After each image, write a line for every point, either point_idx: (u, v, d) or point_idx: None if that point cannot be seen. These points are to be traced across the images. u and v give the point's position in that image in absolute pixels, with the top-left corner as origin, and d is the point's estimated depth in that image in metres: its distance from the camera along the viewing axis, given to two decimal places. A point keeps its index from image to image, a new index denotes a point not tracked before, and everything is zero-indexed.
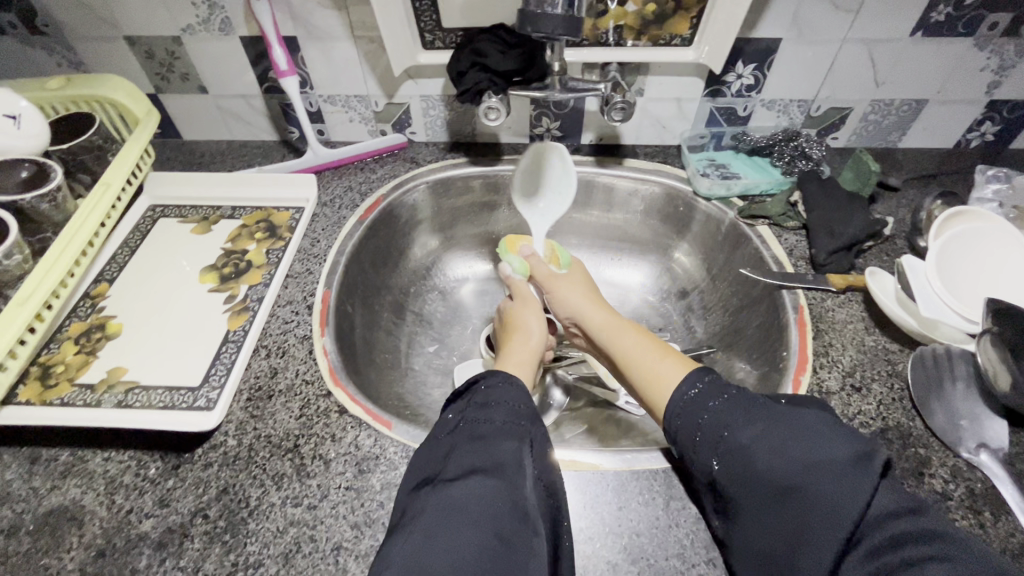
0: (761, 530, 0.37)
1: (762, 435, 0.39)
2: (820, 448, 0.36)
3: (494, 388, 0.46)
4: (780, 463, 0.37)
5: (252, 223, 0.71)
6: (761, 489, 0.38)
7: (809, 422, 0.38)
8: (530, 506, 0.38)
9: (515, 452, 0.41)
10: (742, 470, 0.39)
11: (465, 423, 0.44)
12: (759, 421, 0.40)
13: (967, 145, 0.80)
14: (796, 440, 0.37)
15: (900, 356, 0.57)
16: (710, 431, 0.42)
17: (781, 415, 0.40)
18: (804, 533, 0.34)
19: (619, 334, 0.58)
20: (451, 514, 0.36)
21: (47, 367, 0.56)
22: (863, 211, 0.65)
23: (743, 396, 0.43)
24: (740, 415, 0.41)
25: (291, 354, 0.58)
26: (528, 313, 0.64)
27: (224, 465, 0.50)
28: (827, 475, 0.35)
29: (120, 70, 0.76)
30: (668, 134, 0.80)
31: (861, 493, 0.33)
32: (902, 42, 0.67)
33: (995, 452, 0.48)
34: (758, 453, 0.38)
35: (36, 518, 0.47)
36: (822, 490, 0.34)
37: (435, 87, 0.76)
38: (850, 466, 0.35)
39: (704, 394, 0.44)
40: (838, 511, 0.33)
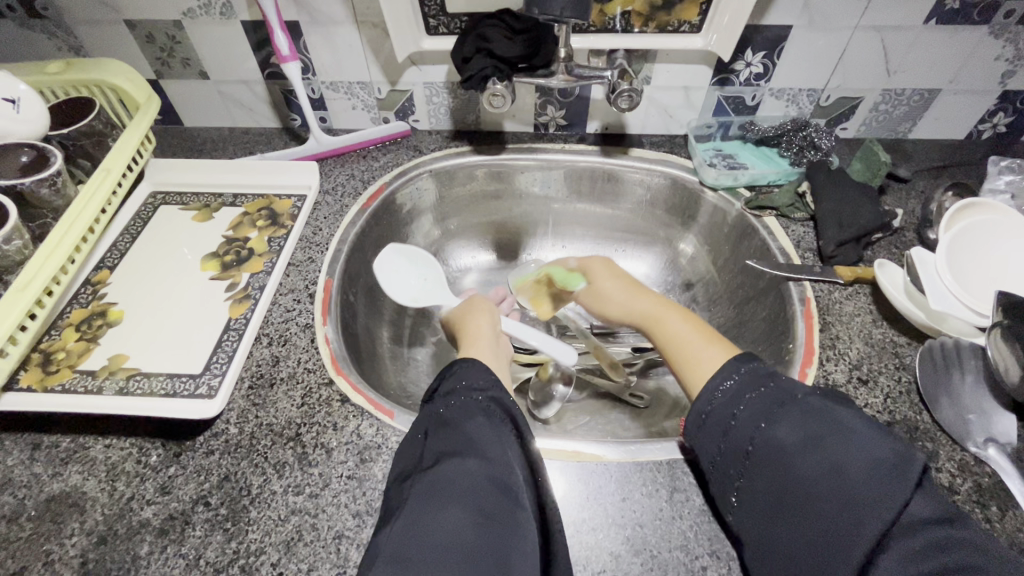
0: (783, 530, 0.37)
1: (792, 434, 0.38)
2: (853, 450, 0.36)
3: (455, 374, 0.47)
4: (812, 466, 0.37)
5: (254, 211, 0.70)
6: (789, 490, 0.37)
7: (845, 423, 0.38)
8: (509, 481, 0.39)
9: (486, 430, 0.42)
10: (770, 472, 0.39)
11: (435, 412, 0.45)
12: (786, 420, 0.39)
13: (979, 136, 0.78)
14: (826, 442, 0.37)
15: (907, 349, 0.56)
16: (740, 429, 0.41)
17: (813, 412, 0.39)
18: (834, 536, 0.34)
19: (657, 318, 0.56)
20: (431, 498, 0.37)
21: (48, 353, 0.56)
22: (872, 202, 0.64)
23: (772, 392, 0.42)
24: (766, 415, 0.40)
25: (293, 343, 0.57)
26: (480, 310, 0.62)
27: (225, 453, 0.49)
28: (860, 479, 0.35)
29: (121, 54, 0.75)
30: (675, 123, 0.79)
31: (894, 499, 0.34)
32: (915, 31, 0.66)
33: (1003, 446, 0.48)
34: (790, 454, 0.38)
35: (38, 504, 0.46)
36: (858, 497, 0.34)
37: (439, 74, 0.75)
38: (888, 472, 0.35)
39: (741, 387, 0.43)
40: (868, 517, 0.34)
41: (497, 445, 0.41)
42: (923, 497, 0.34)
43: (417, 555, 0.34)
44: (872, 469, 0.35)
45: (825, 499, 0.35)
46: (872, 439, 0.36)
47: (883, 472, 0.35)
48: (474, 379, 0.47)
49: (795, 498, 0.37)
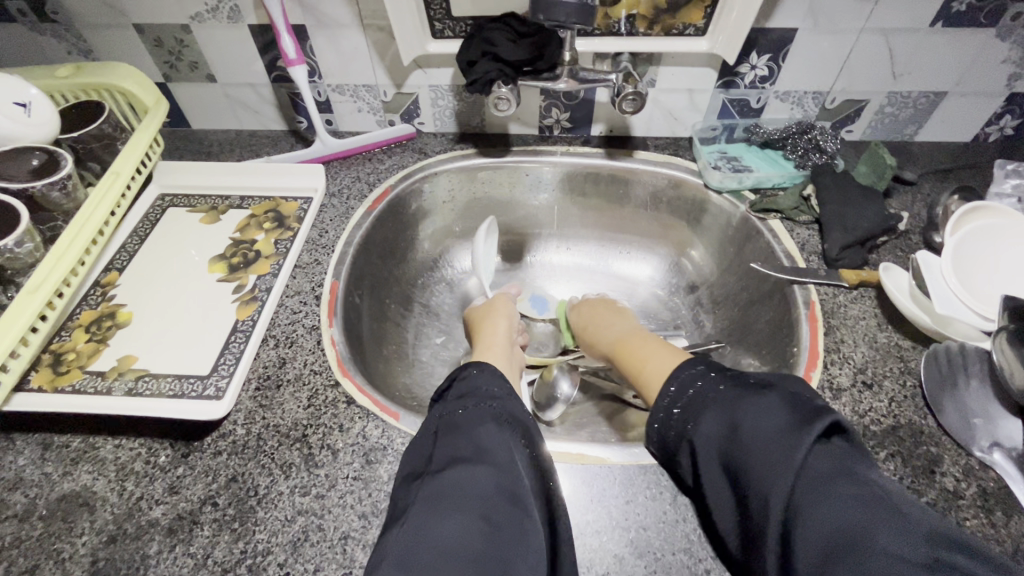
0: (738, 521, 0.38)
1: (719, 424, 0.41)
2: (760, 424, 0.38)
3: (466, 380, 0.48)
4: (736, 448, 0.39)
5: (261, 213, 0.71)
6: (727, 479, 0.39)
7: (755, 401, 0.40)
8: (519, 490, 0.39)
9: (496, 438, 0.42)
10: (708, 464, 0.41)
11: (446, 415, 0.46)
12: (713, 410, 0.42)
13: (986, 139, 0.78)
14: (742, 423, 0.39)
15: (912, 353, 0.56)
16: (678, 426, 0.44)
17: (734, 397, 0.42)
18: (760, 512, 0.36)
19: (639, 343, 0.59)
20: (437, 503, 0.37)
21: (59, 354, 0.56)
22: (878, 206, 0.64)
23: (705, 387, 0.44)
24: (697, 409, 0.43)
25: (299, 344, 0.58)
26: (496, 310, 0.66)
27: (232, 454, 0.50)
28: (766, 450, 0.37)
29: (129, 58, 0.76)
30: (679, 126, 0.79)
31: (795, 461, 0.35)
32: (921, 33, 0.66)
33: (1009, 451, 0.48)
34: (720, 443, 0.40)
35: (49, 503, 0.47)
36: (767, 465, 0.36)
37: (444, 77, 0.75)
38: (786, 435, 0.36)
39: (680, 386, 0.46)
40: (778, 483, 0.35)
41: (507, 454, 0.42)
42: (824, 455, 0.36)
43: (420, 558, 0.34)
44: (776, 437, 0.37)
45: (746, 476, 0.37)
46: (775, 409, 0.38)
47: (786, 437, 0.36)
48: (486, 386, 0.47)
49: (732, 485, 0.39)
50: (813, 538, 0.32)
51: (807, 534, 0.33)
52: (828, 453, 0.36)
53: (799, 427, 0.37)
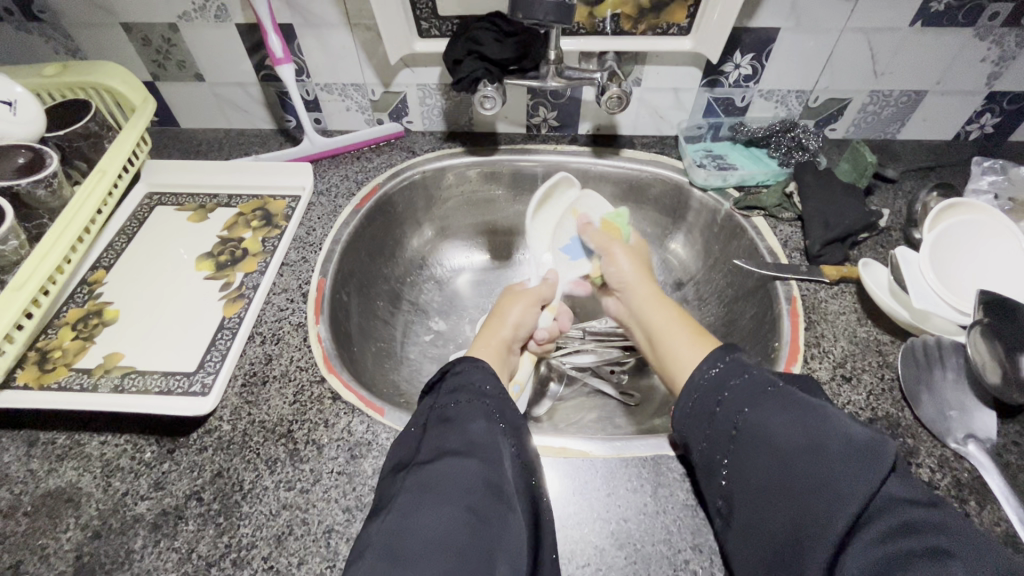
0: (768, 509, 0.38)
1: (775, 417, 0.40)
2: (831, 431, 0.37)
3: (460, 373, 0.48)
4: (774, 469, 0.38)
5: (248, 211, 0.71)
6: (769, 482, 0.38)
7: (821, 409, 0.39)
8: (504, 484, 0.40)
9: (485, 432, 0.43)
10: (753, 453, 0.40)
11: (437, 407, 0.46)
12: (769, 404, 0.41)
13: (966, 137, 0.79)
14: (801, 429, 0.38)
15: (891, 347, 0.57)
16: (724, 422, 0.43)
17: (798, 397, 0.41)
18: (808, 515, 0.35)
19: (654, 308, 0.59)
20: (424, 494, 0.38)
21: (45, 351, 0.57)
22: (858, 203, 0.65)
23: (758, 377, 0.43)
24: (750, 400, 0.42)
25: (285, 341, 0.58)
26: (510, 305, 0.64)
27: (218, 450, 0.50)
28: (832, 462, 0.35)
29: (117, 56, 0.76)
30: (665, 124, 0.80)
31: (872, 479, 0.34)
32: (901, 33, 0.67)
33: (983, 442, 0.49)
34: (773, 434, 0.39)
35: (34, 500, 0.47)
36: (833, 473, 0.35)
37: (432, 76, 0.75)
38: (863, 450, 0.35)
39: (726, 372, 0.45)
40: (841, 491, 0.34)
41: (495, 449, 0.42)
42: (901, 482, 0.34)
43: (406, 549, 0.35)
44: (847, 447, 0.35)
45: (803, 477, 0.36)
46: (851, 423, 0.37)
47: (863, 451, 0.35)
48: (478, 381, 0.47)
49: (775, 477, 0.38)
50: (873, 552, 0.31)
51: (865, 547, 0.32)
52: (905, 483, 0.34)
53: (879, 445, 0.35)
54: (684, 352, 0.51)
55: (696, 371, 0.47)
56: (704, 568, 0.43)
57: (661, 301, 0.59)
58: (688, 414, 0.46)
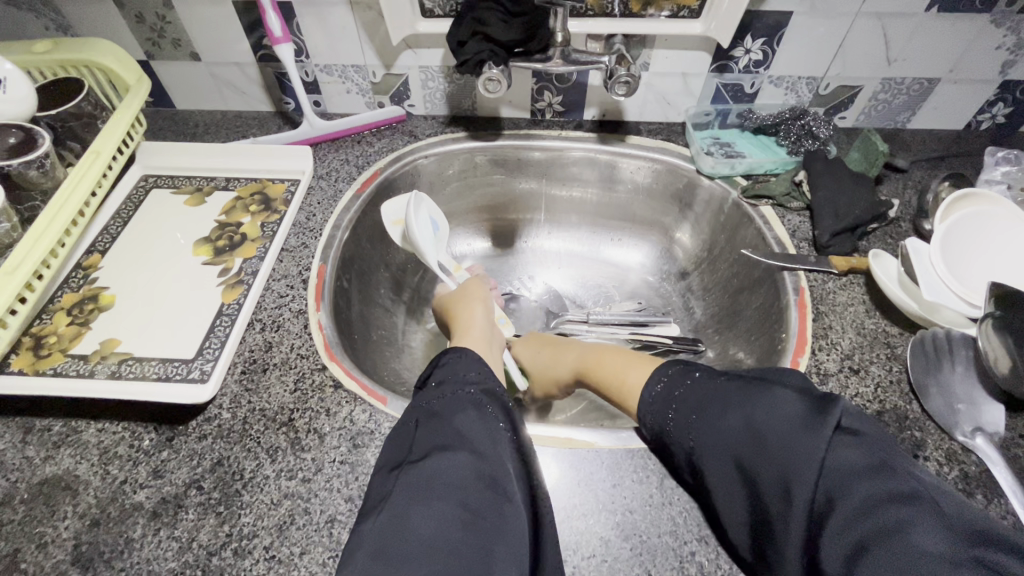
0: (741, 506, 0.37)
1: (720, 419, 0.39)
2: (776, 411, 0.36)
3: (446, 365, 0.48)
4: (738, 459, 0.37)
5: (247, 195, 0.70)
6: (737, 477, 0.37)
7: (760, 395, 0.38)
8: (499, 476, 0.39)
9: (475, 423, 0.42)
10: (714, 458, 0.39)
11: (426, 403, 0.45)
12: (715, 404, 0.40)
13: (977, 127, 0.78)
14: (750, 412, 0.38)
15: (900, 339, 0.56)
16: (684, 413, 0.42)
17: (740, 387, 0.40)
18: (778, 505, 0.34)
19: (607, 352, 0.57)
20: (416, 491, 0.37)
21: (39, 337, 0.55)
22: (869, 192, 0.64)
23: (701, 379, 0.43)
24: (696, 407, 0.42)
25: (285, 328, 0.57)
26: (471, 301, 0.63)
27: (218, 438, 0.49)
28: (780, 441, 0.35)
29: (110, 34, 0.73)
30: (673, 110, 0.78)
31: (812, 454, 0.33)
32: (917, 18, 0.65)
33: (991, 435, 0.48)
34: (726, 440, 0.38)
35: (31, 487, 0.47)
36: (783, 462, 0.34)
37: (434, 57, 0.74)
38: (802, 428, 0.35)
39: (670, 385, 0.45)
40: (796, 478, 0.33)
41: (489, 442, 0.41)
42: (853, 446, 0.33)
43: (400, 552, 0.33)
44: (794, 424, 0.35)
45: (761, 473, 0.35)
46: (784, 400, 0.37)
47: (801, 434, 0.34)
48: (462, 371, 0.47)
49: (742, 477, 0.37)
50: (844, 543, 0.30)
51: (835, 538, 0.30)
52: (857, 443, 0.33)
53: (813, 416, 0.35)
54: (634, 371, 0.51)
55: (644, 391, 0.47)
56: (710, 560, 0.43)
57: (611, 351, 0.57)
58: (650, 416, 0.45)
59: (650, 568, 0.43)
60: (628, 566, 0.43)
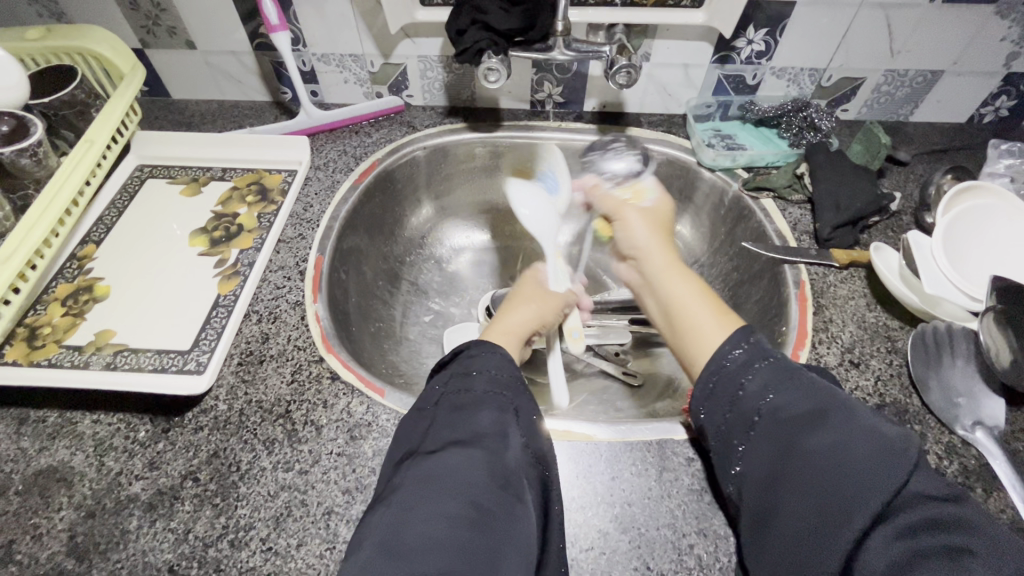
0: (792, 496, 0.35)
1: (800, 407, 0.38)
2: (861, 424, 0.35)
3: (485, 355, 0.48)
4: (800, 456, 0.36)
5: (243, 185, 0.69)
6: (790, 470, 0.36)
7: (846, 405, 0.37)
8: (514, 475, 0.38)
9: (496, 423, 0.41)
10: (770, 444, 0.38)
11: (448, 394, 0.45)
12: (796, 395, 0.39)
13: (980, 120, 0.77)
14: (827, 416, 0.36)
15: (900, 333, 0.56)
16: (745, 402, 0.41)
17: (820, 388, 0.39)
18: (835, 505, 0.33)
19: (676, 275, 0.53)
20: (430, 485, 0.36)
21: (34, 328, 0.55)
22: (871, 185, 0.64)
23: (783, 365, 0.41)
24: (767, 393, 0.40)
25: (282, 320, 0.57)
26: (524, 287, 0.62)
27: (214, 429, 0.49)
28: (863, 450, 0.33)
29: (104, 21, 0.72)
30: (673, 102, 0.78)
31: (897, 471, 0.32)
32: (921, 9, 0.65)
33: (991, 429, 0.48)
34: (797, 425, 0.37)
35: (25, 478, 0.46)
36: (852, 463, 0.33)
37: (433, 47, 0.73)
38: (890, 439, 0.33)
39: (750, 356, 0.43)
40: (865, 482, 0.32)
41: (508, 443, 0.40)
42: (917, 475, 0.33)
43: (409, 544, 0.33)
44: (877, 439, 0.33)
45: (823, 466, 0.34)
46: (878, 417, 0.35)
47: (885, 442, 0.33)
48: (495, 369, 0.46)
49: (797, 466, 0.36)
50: (893, 550, 0.30)
51: (885, 544, 0.30)
52: (925, 475, 0.33)
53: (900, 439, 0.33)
54: (710, 325, 0.47)
55: (717, 355, 0.44)
56: (709, 553, 0.43)
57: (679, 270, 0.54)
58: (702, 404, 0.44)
59: (648, 561, 0.43)
60: (626, 558, 0.43)
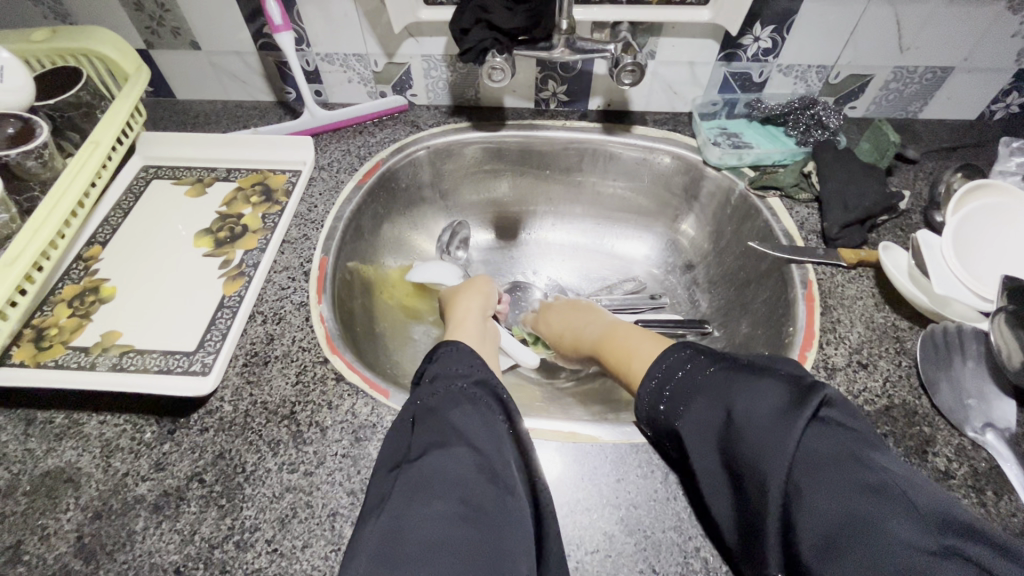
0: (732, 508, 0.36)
1: (708, 409, 0.39)
2: (751, 411, 0.36)
3: (442, 357, 0.48)
4: (722, 466, 0.37)
5: (248, 186, 0.69)
6: (719, 481, 0.37)
7: (746, 390, 0.37)
8: (502, 471, 0.39)
9: (471, 418, 0.41)
10: (696, 452, 0.39)
11: (421, 399, 0.44)
12: (703, 396, 0.40)
13: (991, 117, 0.76)
14: (729, 412, 0.37)
15: (909, 333, 0.55)
16: (670, 411, 0.42)
17: (725, 380, 0.39)
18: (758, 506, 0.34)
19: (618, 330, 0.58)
20: (414, 490, 0.36)
21: (41, 329, 0.55)
22: (880, 183, 0.63)
23: (693, 371, 0.42)
24: (686, 398, 0.41)
25: (287, 321, 0.57)
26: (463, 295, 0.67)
27: (219, 431, 0.49)
28: (757, 440, 0.34)
29: (108, 22, 0.72)
30: (679, 100, 0.77)
31: (786, 450, 0.33)
32: (931, 5, 0.64)
33: (1002, 431, 0.48)
34: (712, 432, 0.38)
35: (33, 479, 0.46)
36: (753, 458, 0.34)
37: (437, 46, 0.72)
38: (776, 418, 0.34)
39: (664, 380, 0.44)
40: (765, 472, 0.33)
41: (486, 437, 0.40)
42: (818, 436, 0.33)
43: (405, 552, 0.32)
44: (764, 424, 0.35)
45: (736, 468, 0.36)
46: (766, 393, 0.36)
47: (773, 428, 0.34)
48: (456, 367, 0.46)
49: (722, 471, 0.37)
50: (812, 532, 0.30)
51: (807, 528, 0.31)
52: (826, 431, 0.34)
53: (785, 415, 0.34)
54: (644, 354, 0.51)
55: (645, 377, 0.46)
56: (715, 556, 0.42)
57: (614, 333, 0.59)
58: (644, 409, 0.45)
59: (654, 564, 0.42)
60: (632, 561, 0.43)
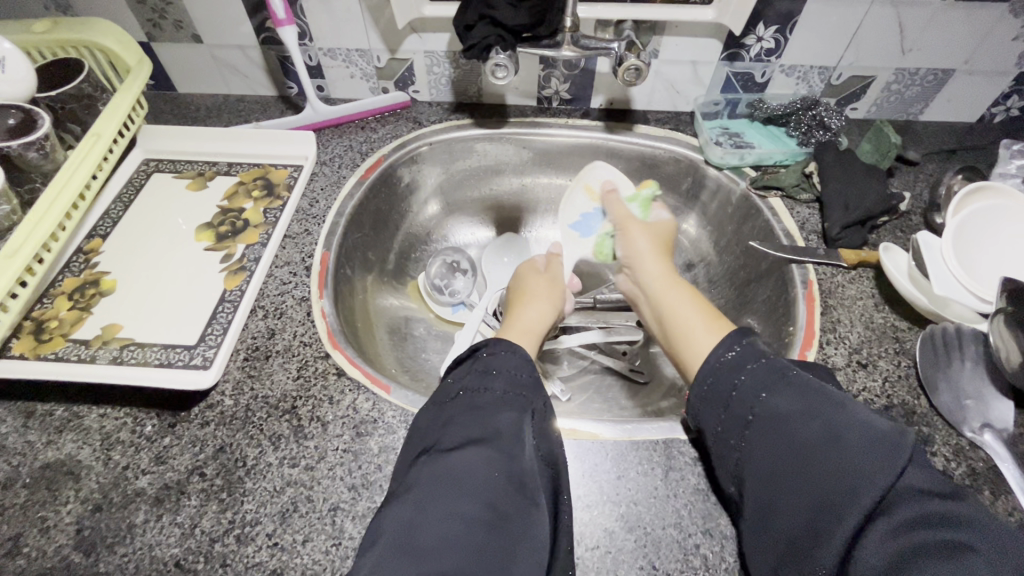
0: (780, 511, 0.35)
1: (787, 411, 0.38)
2: (846, 427, 0.35)
3: (494, 354, 0.47)
4: (786, 467, 0.36)
5: (249, 180, 0.69)
6: (776, 480, 0.37)
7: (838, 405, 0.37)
8: (530, 479, 0.38)
9: (513, 423, 0.41)
10: (756, 447, 0.39)
11: (467, 389, 0.45)
12: (783, 399, 0.39)
13: (991, 120, 0.77)
14: (811, 419, 0.37)
15: (908, 334, 0.56)
16: (737, 404, 0.41)
17: (815, 391, 0.39)
18: (819, 516, 0.33)
19: (669, 286, 0.57)
20: (444, 484, 0.36)
21: (41, 321, 0.55)
22: (881, 184, 0.63)
23: (775, 365, 0.42)
24: (764, 390, 0.40)
25: (288, 316, 0.57)
26: (530, 280, 0.64)
27: (221, 425, 0.49)
28: (847, 455, 0.33)
29: (110, 15, 0.72)
30: (681, 99, 0.77)
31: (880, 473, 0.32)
32: (934, 7, 0.64)
33: (999, 432, 0.48)
34: (783, 430, 0.38)
35: (33, 472, 0.46)
36: (838, 473, 0.33)
37: (440, 42, 0.72)
38: (873, 443, 0.33)
39: (744, 356, 0.43)
40: (847, 487, 0.32)
41: (522, 444, 0.40)
42: (917, 475, 0.32)
43: (422, 543, 0.33)
44: (863, 440, 0.34)
45: (807, 475, 0.35)
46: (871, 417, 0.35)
47: (872, 445, 0.33)
48: (508, 365, 0.46)
49: (784, 473, 0.36)
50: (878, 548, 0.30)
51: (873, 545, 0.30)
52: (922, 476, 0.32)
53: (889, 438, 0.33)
54: (699, 334, 0.50)
55: (711, 355, 0.45)
56: (714, 553, 0.43)
57: (670, 281, 0.57)
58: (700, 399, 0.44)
59: (654, 560, 0.43)
60: (632, 557, 0.43)
